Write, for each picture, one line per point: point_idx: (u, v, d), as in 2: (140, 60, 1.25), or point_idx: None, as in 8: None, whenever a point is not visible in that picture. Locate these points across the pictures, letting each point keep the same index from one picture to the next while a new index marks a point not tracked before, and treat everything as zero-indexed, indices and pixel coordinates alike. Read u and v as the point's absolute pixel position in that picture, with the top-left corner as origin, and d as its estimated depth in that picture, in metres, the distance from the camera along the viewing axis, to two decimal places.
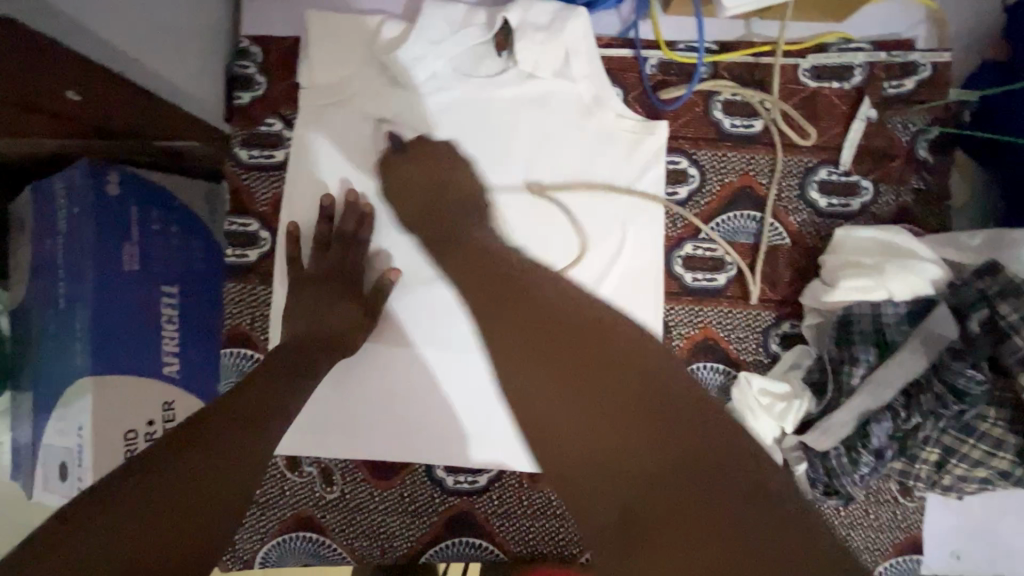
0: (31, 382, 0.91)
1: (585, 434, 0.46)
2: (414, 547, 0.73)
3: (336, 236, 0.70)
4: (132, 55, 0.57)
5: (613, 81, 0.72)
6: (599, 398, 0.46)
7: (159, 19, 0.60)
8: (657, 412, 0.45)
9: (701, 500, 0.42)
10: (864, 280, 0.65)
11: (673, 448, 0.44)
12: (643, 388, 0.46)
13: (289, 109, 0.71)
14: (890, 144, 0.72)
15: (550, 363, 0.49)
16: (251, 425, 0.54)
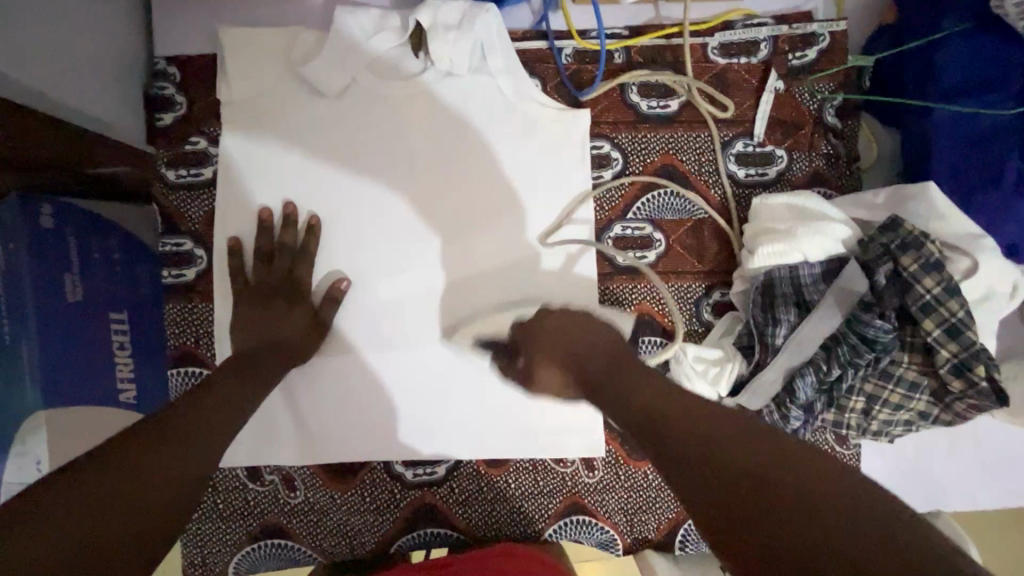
0: None
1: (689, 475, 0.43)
2: (381, 541, 0.75)
3: (274, 248, 0.71)
4: (38, 85, 0.56)
5: (530, 73, 0.74)
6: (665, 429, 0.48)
7: (69, 49, 0.59)
8: (726, 443, 0.43)
9: (785, 513, 0.37)
10: (779, 245, 0.68)
11: (753, 472, 0.40)
12: (709, 421, 0.46)
13: (211, 126, 0.71)
14: (799, 113, 0.76)
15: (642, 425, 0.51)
16: (219, 424, 0.54)
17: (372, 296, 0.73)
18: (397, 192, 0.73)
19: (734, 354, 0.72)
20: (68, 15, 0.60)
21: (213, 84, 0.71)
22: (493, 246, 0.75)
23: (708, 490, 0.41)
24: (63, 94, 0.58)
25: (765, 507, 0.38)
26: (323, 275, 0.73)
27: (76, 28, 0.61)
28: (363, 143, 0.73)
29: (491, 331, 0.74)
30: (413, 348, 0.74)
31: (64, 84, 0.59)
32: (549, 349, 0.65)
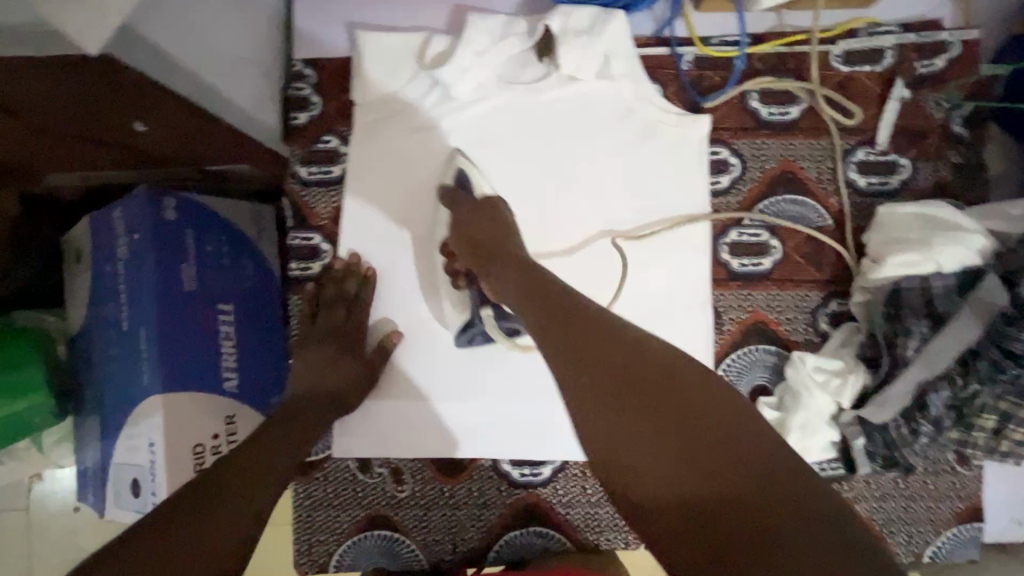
0: (104, 403, 0.96)
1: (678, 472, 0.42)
2: (485, 538, 0.75)
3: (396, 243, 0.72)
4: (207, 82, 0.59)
5: (651, 78, 0.75)
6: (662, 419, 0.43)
7: (234, 52, 0.63)
8: (726, 421, 0.43)
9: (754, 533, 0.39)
10: (911, 255, 0.67)
11: (729, 489, 0.40)
12: (701, 413, 0.43)
13: (344, 126, 0.74)
14: (924, 121, 0.74)
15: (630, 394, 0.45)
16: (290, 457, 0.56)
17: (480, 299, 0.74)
18: (513, 195, 0.75)
19: (856, 365, 0.71)
20: (237, 22, 0.63)
21: (347, 86, 0.74)
22: (606, 250, 0.75)
23: (663, 460, 0.42)
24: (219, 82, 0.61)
25: (748, 499, 0.40)
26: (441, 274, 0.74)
27: (241, 34, 0.65)
28: (485, 145, 0.74)
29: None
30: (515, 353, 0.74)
31: (225, 81, 0.62)
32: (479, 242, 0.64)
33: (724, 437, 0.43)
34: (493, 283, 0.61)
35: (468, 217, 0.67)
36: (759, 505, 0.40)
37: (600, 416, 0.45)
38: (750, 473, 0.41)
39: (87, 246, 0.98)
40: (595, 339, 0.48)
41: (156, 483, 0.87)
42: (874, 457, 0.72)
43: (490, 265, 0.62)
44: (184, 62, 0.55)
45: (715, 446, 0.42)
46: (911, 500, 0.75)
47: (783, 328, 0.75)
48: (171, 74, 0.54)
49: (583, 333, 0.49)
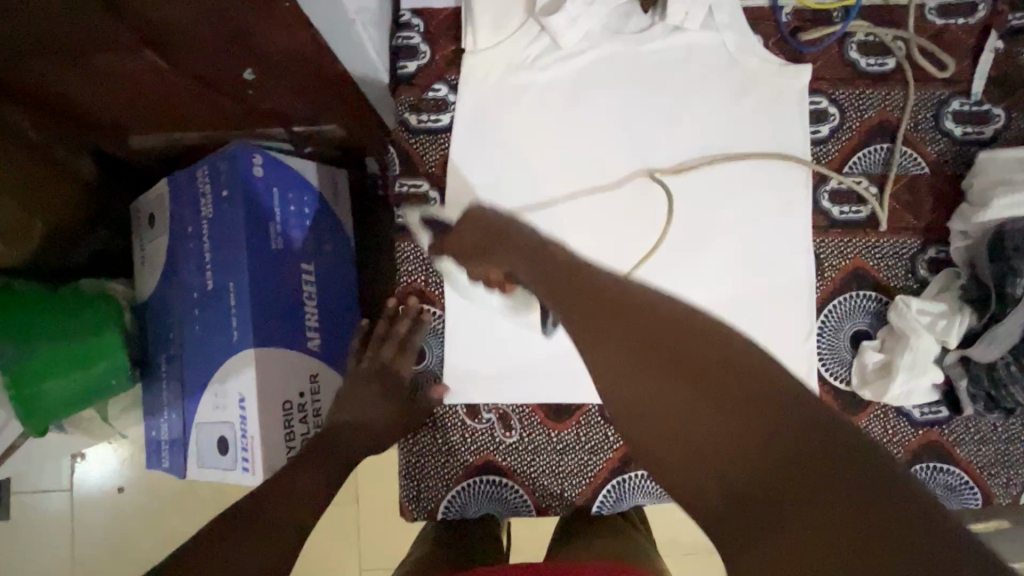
0: (182, 365, 0.95)
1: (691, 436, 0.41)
2: (592, 484, 0.75)
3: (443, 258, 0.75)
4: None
5: (752, 29, 0.76)
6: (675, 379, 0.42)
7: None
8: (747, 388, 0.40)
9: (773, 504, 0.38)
10: (1018, 197, 0.68)
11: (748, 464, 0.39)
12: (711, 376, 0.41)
13: (451, 74, 0.75)
14: (1019, 72, 0.76)
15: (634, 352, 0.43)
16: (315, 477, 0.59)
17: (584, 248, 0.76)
18: (617, 144, 0.76)
19: (960, 307, 0.73)
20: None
21: (454, 35, 0.75)
22: (709, 200, 0.77)
23: (651, 398, 0.42)
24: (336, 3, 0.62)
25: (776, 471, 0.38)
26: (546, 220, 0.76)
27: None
28: (591, 96, 0.76)
29: (701, 285, 0.76)
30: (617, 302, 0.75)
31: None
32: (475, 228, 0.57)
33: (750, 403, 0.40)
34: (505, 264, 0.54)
35: (477, 230, 0.57)
36: (774, 476, 0.39)
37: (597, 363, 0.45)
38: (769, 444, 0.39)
39: (164, 207, 0.97)
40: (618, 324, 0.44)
41: (247, 438, 0.87)
42: (977, 398, 0.73)
43: (493, 253, 0.55)
44: None
45: (732, 409, 0.40)
46: (1011, 443, 0.76)
47: (883, 274, 0.76)
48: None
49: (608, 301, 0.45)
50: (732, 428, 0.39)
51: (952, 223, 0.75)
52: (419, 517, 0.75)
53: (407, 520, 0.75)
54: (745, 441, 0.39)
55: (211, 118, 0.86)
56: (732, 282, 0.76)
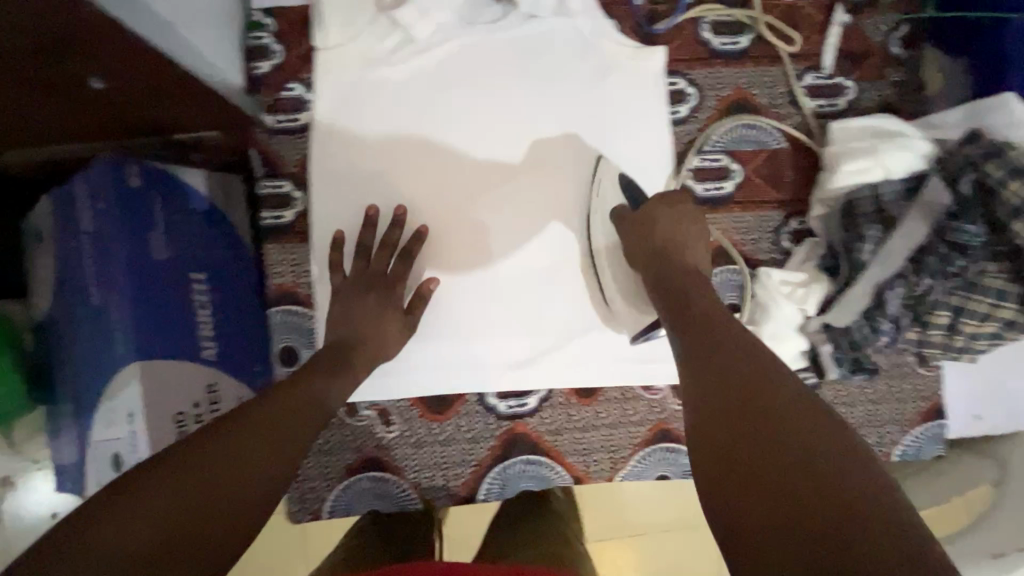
0: (75, 382, 0.94)
1: (761, 455, 0.44)
2: (476, 472, 0.76)
3: (386, 245, 0.72)
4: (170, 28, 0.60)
5: (606, 14, 0.77)
6: (743, 422, 0.47)
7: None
8: (805, 439, 0.44)
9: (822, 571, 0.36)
10: (861, 163, 0.71)
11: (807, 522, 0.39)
12: (782, 413, 0.46)
13: (306, 73, 0.74)
14: (865, 44, 0.78)
15: (726, 403, 0.49)
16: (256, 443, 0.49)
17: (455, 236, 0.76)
18: (482, 133, 0.76)
19: (818, 276, 0.75)
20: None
21: (307, 32, 0.75)
22: (577, 182, 0.77)
23: (751, 423, 0.46)
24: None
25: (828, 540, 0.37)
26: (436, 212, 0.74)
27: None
28: (450, 87, 0.75)
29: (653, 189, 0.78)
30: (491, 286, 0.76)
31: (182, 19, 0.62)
32: (653, 269, 0.67)
33: (817, 462, 0.42)
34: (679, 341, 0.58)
35: (660, 215, 0.70)
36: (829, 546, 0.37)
37: (701, 402, 0.50)
38: (819, 498, 0.40)
39: (48, 223, 0.95)
40: (738, 355, 0.53)
41: (138, 452, 0.85)
42: (842, 362, 0.75)
43: (673, 308, 0.62)
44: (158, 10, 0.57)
45: (805, 460, 0.42)
46: (879, 403, 0.79)
47: (748, 248, 0.79)
48: None
49: (713, 377, 0.52)
50: (818, 519, 0.38)
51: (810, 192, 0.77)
52: (304, 519, 0.75)
53: (293, 521, 0.76)
54: (810, 502, 0.39)
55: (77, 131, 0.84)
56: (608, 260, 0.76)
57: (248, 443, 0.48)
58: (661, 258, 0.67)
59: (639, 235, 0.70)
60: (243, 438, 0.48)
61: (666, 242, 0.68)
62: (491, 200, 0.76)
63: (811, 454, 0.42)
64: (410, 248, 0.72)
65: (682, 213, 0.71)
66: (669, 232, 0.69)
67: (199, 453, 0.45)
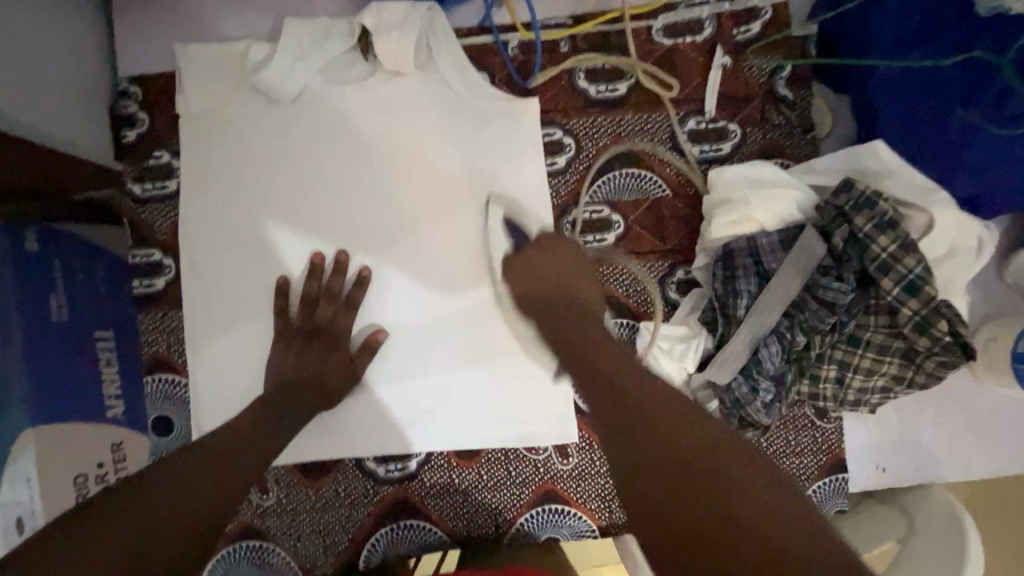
0: None
1: (669, 452, 0.49)
2: (355, 539, 0.75)
3: (325, 292, 0.73)
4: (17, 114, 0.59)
5: (477, 66, 0.76)
6: (649, 427, 0.51)
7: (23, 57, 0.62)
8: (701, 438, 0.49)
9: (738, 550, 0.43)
10: (733, 214, 0.68)
11: (723, 509, 0.45)
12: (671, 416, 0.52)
13: (173, 140, 0.75)
14: (748, 86, 0.76)
15: (629, 410, 0.53)
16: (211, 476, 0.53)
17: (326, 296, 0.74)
18: (353, 192, 0.75)
19: (699, 330, 0.72)
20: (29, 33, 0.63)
21: (174, 99, 0.75)
22: (453, 236, 0.75)
23: (658, 417, 0.52)
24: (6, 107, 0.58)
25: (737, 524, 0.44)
26: (317, 268, 0.73)
27: None
28: (319, 147, 0.74)
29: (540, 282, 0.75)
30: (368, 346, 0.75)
31: (22, 107, 0.60)
32: (531, 279, 0.68)
33: (710, 454, 0.48)
34: (570, 346, 0.62)
35: (537, 263, 0.68)
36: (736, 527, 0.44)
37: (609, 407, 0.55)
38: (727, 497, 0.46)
39: None
40: (636, 379, 0.56)
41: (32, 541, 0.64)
42: (730, 419, 0.71)
43: (551, 312, 0.66)
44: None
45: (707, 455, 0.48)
46: (776, 458, 0.76)
47: (632, 301, 0.76)
48: None
49: (612, 381, 0.56)
50: (727, 503, 0.45)
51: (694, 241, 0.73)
52: None
53: None
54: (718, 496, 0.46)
55: None
56: (494, 314, 0.75)
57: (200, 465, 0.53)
58: (548, 283, 0.67)
59: (550, 261, 0.68)
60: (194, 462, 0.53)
61: (555, 268, 0.67)
62: (403, 253, 0.75)
63: (713, 447, 0.49)
64: (353, 296, 0.73)
65: (566, 250, 0.69)
66: (552, 269, 0.67)
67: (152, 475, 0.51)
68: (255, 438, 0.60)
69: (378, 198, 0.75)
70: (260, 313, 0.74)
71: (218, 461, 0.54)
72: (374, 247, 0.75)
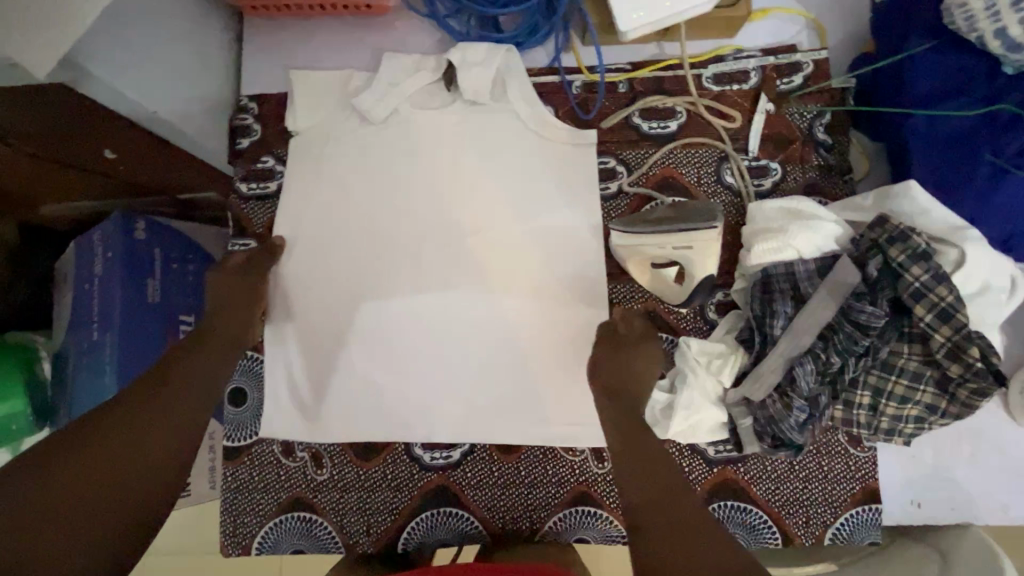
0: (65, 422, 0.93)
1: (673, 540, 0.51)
2: (397, 520, 0.80)
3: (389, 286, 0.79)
4: (145, 103, 0.71)
5: (544, 101, 0.86)
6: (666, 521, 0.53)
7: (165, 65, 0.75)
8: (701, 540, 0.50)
9: None
10: (773, 242, 0.73)
11: None
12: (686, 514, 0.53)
13: (278, 148, 0.87)
14: (790, 130, 0.83)
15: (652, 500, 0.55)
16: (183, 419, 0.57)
17: (389, 290, 0.82)
18: (424, 201, 0.84)
19: (736, 348, 0.76)
20: (176, 45, 0.76)
21: (283, 114, 0.88)
22: (505, 246, 0.83)
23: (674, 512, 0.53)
24: (133, 93, 0.69)
25: None
26: None
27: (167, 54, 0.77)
28: (399, 161, 0.85)
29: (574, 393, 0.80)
30: (422, 340, 0.81)
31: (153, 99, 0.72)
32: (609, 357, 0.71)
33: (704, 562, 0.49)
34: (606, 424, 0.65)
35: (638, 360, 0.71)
36: None
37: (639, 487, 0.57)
38: None
39: (67, 272, 0.97)
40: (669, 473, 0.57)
41: None
42: (762, 437, 0.74)
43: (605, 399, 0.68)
44: (122, 87, 0.67)
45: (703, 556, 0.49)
46: (808, 482, 0.77)
47: (673, 317, 0.81)
48: (102, 91, 0.65)
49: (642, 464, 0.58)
50: None
51: (737, 266, 0.77)
52: (235, 553, 0.80)
53: (224, 556, 0.81)
54: None
55: (105, 187, 0.91)
56: (541, 320, 0.81)
57: (111, 446, 0.52)
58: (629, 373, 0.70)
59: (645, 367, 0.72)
60: (104, 449, 0.52)
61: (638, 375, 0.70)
62: (461, 258, 0.83)
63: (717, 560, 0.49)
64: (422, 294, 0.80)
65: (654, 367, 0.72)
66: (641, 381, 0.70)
67: (54, 481, 0.48)
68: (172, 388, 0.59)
69: (447, 208, 0.84)
70: (329, 304, 0.82)
71: (137, 438, 0.54)
72: (439, 251, 0.83)
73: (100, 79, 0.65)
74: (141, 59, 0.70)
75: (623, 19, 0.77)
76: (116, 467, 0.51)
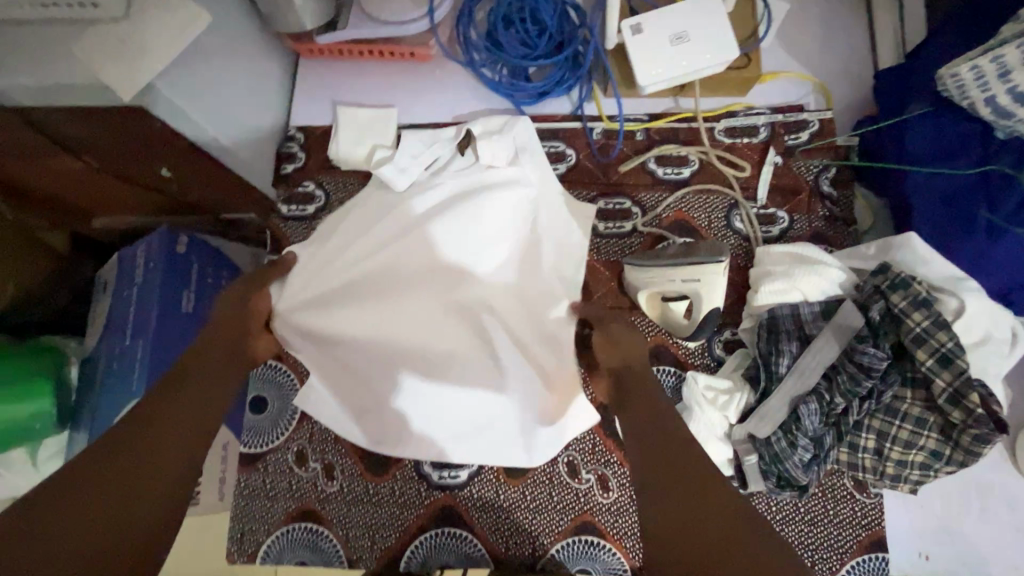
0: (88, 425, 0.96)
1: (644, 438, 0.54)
2: (401, 538, 0.81)
3: None
4: (210, 130, 0.78)
5: (567, 145, 0.93)
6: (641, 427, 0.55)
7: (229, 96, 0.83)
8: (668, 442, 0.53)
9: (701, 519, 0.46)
10: (777, 284, 0.77)
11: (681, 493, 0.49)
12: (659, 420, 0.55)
13: (319, 174, 0.94)
14: (797, 182, 0.88)
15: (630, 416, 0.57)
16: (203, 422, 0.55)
17: (397, 366, 0.76)
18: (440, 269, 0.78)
19: (742, 385, 0.78)
20: (239, 79, 0.85)
21: (326, 144, 0.96)
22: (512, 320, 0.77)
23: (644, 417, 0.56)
24: (202, 120, 0.76)
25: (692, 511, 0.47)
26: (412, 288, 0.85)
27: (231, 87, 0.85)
28: (408, 234, 0.78)
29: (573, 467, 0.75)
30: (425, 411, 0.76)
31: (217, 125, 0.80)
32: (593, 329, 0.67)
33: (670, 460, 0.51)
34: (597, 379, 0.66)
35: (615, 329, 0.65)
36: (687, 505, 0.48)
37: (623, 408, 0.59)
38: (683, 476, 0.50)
39: (108, 280, 1.02)
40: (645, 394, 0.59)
41: None
42: (767, 475, 0.75)
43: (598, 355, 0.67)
44: (193, 113, 0.75)
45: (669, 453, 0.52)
46: (813, 526, 0.77)
47: (681, 352, 0.83)
48: (176, 117, 0.73)
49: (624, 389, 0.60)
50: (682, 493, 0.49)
51: (745, 306, 0.81)
52: (240, 561, 0.82)
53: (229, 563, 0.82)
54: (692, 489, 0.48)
55: (156, 204, 0.98)
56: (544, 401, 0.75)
57: (106, 505, 0.46)
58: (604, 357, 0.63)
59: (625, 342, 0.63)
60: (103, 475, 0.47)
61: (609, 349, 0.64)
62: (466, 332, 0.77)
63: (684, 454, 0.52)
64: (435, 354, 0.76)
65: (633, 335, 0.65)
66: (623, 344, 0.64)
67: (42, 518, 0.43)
68: (163, 434, 0.51)
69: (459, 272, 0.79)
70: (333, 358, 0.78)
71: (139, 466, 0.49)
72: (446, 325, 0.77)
73: (178, 109, 0.72)
74: (211, 90, 0.78)
75: (643, 74, 0.84)
76: (126, 489, 0.47)
